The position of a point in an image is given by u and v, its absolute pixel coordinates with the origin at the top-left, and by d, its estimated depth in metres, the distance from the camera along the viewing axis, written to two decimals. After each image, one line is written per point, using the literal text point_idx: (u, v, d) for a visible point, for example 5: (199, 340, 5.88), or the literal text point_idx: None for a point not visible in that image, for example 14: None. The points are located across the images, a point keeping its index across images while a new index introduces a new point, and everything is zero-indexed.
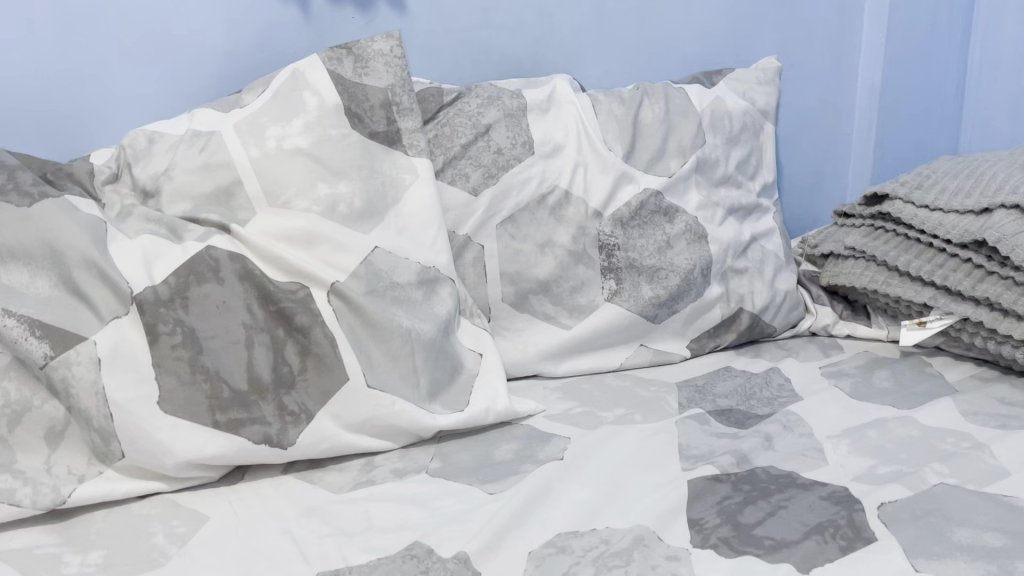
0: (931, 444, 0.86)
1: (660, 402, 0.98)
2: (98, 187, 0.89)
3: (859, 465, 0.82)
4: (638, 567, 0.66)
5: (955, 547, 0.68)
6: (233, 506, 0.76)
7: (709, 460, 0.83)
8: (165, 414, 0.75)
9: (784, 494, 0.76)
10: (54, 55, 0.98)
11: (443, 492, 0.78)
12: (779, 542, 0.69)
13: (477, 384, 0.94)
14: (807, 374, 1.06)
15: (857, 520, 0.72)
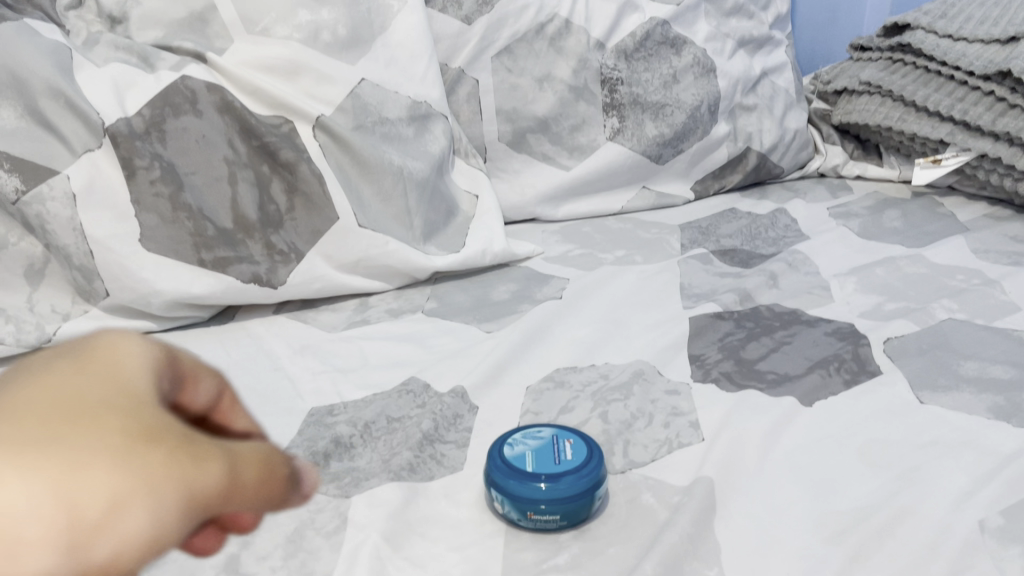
0: (940, 281, 0.84)
1: (662, 242, 0.95)
2: (59, 12, 0.80)
3: (865, 302, 0.80)
4: (637, 401, 0.64)
5: (962, 380, 0.67)
6: (224, 344, 0.74)
7: (712, 298, 0.81)
8: (147, 252, 0.72)
9: (788, 331, 0.75)
10: None
11: (439, 331, 0.77)
12: (782, 376, 0.67)
13: (473, 226, 0.90)
14: (814, 214, 1.02)
15: (863, 355, 0.70)
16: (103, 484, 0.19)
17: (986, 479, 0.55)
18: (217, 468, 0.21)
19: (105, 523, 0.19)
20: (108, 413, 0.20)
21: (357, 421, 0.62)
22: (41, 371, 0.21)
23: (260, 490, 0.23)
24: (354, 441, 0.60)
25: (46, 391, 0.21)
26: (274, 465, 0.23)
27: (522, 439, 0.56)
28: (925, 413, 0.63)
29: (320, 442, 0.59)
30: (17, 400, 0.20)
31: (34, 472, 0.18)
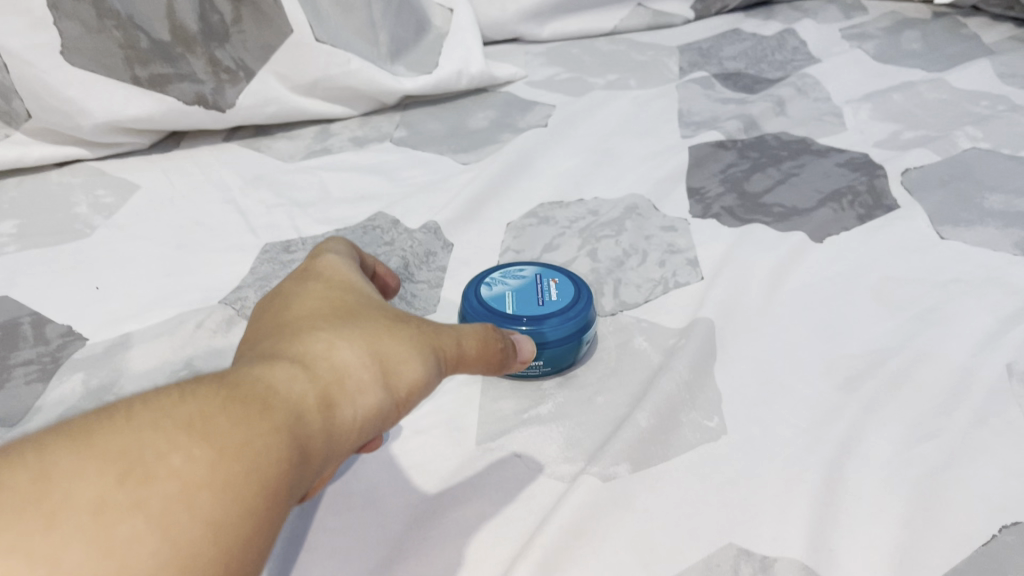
0: (962, 108, 0.76)
1: (658, 65, 0.86)
2: None
3: (881, 130, 0.73)
4: (631, 238, 0.58)
5: (986, 214, 0.60)
6: (167, 174, 0.66)
7: (713, 126, 0.73)
8: (73, 68, 0.63)
9: (796, 162, 0.68)
10: None
11: (410, 162, 0.69)
12: (790, 211, 0.61)
13: (448, 45, 0.80)
14: (825, 36, 0.93)
15: (879, 187, 0.63)
16: (398, 347, 0.34)
17: (1014, 319, 0.49)
18: (449, 339, 0.37)
19: (400, 373, 0.33)
20: (360, 292, 0.38)
21: None
22: (322, 293, 0.37)
23: (487, 352, 0.39)
24: None
25: (334, 305, 0.36)
26: (496, 333, 0.40)
27: (500, 281, 0.50)
28: (947, 249, 0.56)
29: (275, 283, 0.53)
30: (326, 305, 0.36)
31: (364, 337, 0.33)
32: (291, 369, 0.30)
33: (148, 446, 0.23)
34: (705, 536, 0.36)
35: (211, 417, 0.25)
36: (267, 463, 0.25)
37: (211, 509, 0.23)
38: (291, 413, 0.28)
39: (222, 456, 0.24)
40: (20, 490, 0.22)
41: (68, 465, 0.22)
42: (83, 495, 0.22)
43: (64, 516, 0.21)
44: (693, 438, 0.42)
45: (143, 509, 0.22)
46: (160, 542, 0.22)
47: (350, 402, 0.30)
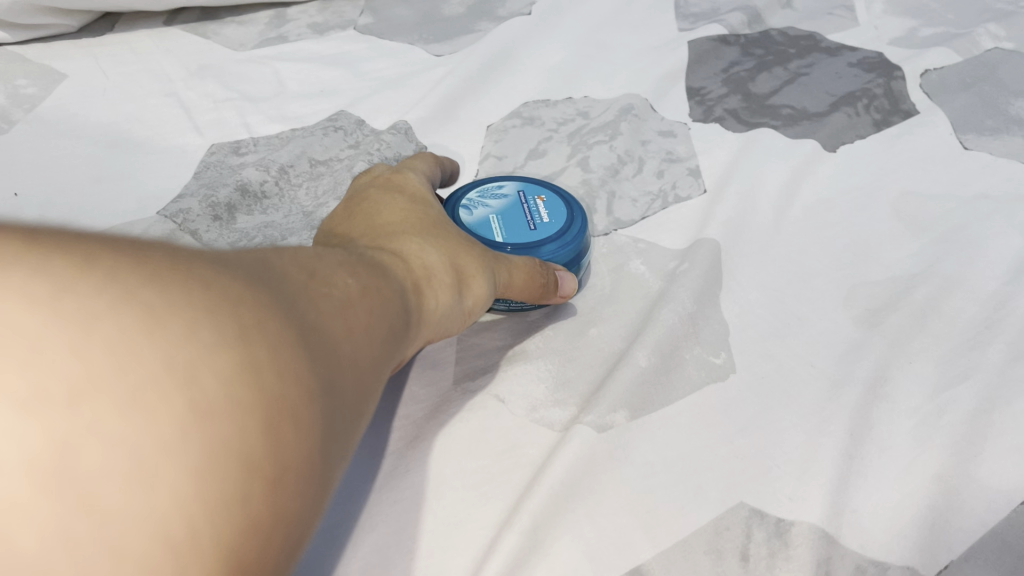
0: (984, 3, 0.69)
1: None
2: None
3: (896, 27, 0.66)
4: (626, 143, 0.52)
5: (1012, 122, 0.55)
6: (100, 62, 0.58)
7: (714, 19, 0.66)
8: None
9: (806, 61, 0.61)
10: None
11: (376, 53, 0.61)
12: (800, 113, 0.55)
13: None
14: None
15: (897, 90, 0.57)
16: (473, 261, 0.35)
17: None
18: (504, 265, 0.37)
19: (471, 284, 0.34)
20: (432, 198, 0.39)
21: (270, 163, 0.49)
22: (403, 196, 0.38)
23: (532, 286, 0.37)
24: (266, 191, 0.47)
25: (416, 211, 0.37)
26: (541, 273, 0.38)
27: (477, 201, 0.44)
28: (972, 161, 0.51)
29: (222, 192, 0.46)
30: (407, 210, 0.37)
31: (445, 245, 0.35)
32: (392, 257, 0.32)
33: (321, 263, 0.28)
34: (713, 495, 0.32)
35: (354, 261, 0.29)
36: (397, 304, 0.29)
37: (369, 320, 0.27)
38: (402, 284, 0.31)
39: (371, 283, 0.29)
40: (245, 257, 0.25)
41: (271, 256, 0.26)
42: (291, 276, 0.26)
43: (286, 280, 0.25)
44: (698, 378, 0.37)
45: (331, 298, 0.26)
46: (347, 324, 0.26)
47: (434, 297, 0.32)
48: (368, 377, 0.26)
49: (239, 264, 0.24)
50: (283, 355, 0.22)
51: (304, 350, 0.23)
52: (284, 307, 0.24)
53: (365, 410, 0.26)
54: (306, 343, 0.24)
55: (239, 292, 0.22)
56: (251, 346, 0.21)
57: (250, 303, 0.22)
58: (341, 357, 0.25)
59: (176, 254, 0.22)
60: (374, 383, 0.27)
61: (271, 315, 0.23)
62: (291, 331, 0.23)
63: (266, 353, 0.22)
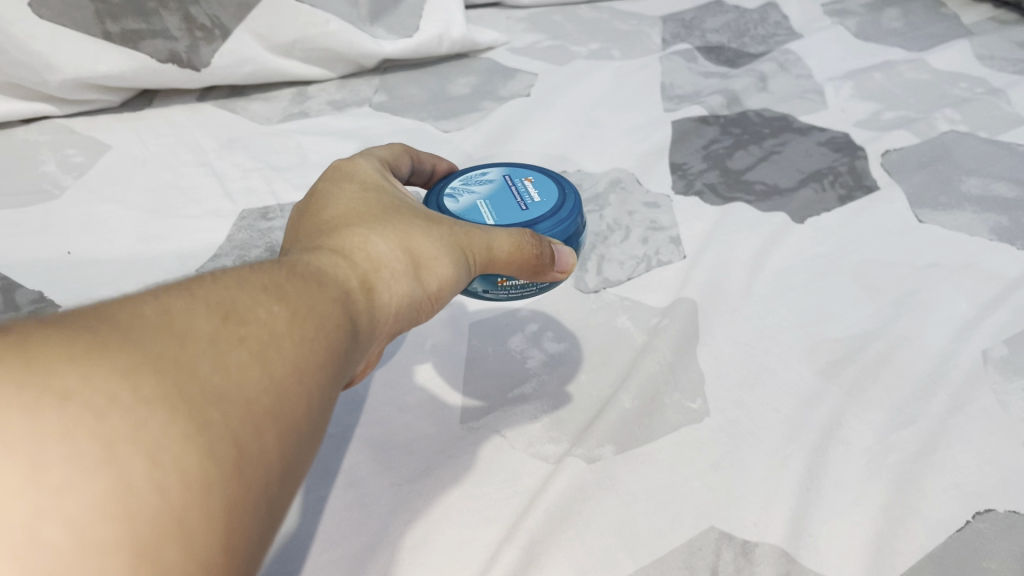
0: (943, 89, 0.76)
1: (641, 36, 0.85)
2: None
3: (861, 110, 0.73)
4: (614, 212, 0.58)
5: (964, 198, 0.60)
6: (140, 135, 0.64)
7: (697, 101, 0.73)
8: (41, 20, 0.61)
9: (778, 140, 0.67)
10: None
11: (390, 129, 0.67)
12: (771, 189, 0.61)
13: (428, 7, 0.78)
14: (807, 11, 0.92)
15: (860, 168, 0.64)
16: (432, 243, 0.35)
17: (991, 307, 0.50)
18: (479, 239, 0.37)
19: (430, 267, 0.35)
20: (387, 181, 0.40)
21: None
22: (354, 190, 0.37)
23: (520, 260, 0.39)
24: None
25: (366, 202, 0.36)
26: (534, 244, 0.39)
27: (465, 186, 0.49)
28: (925, 232, 0.57)
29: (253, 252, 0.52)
30: (358, 203, 0.36)
31: (397, 231, 0.35)
32: (334, 256, 0.31)
33: (239, 296, 0.25)
34: (689, 521, 0.37)
35: (283, 284, 0.27)
36: (333, 325, 0.27)
37: (296, 357, 0.25)
38: (343, 289, 0.30)
39: (301, 313, 0.26)
40: (142, 314, 0.22)
41: (179, 301, 0.24)
42: (200, 326, 0.23)
43: (190, 337, 0.22)
44: (676, 420, 0.42)
45: (248, 343, 0.24)
46: (266, 374, 0.24)
47: (386, 288, 0.32)
48: (300, 421, 0.24)
49: (130, 333, 0.22)
50: (176, 450, 0.20)
51: (204, 435, 0.21)
52: (177, 384, 0.21)
53: (304, 458, 0.24)
54: (209, 418, 0.21)
55: (116, 390, 0.20)
56: (126, 464, 0.19)
57: (128, 400, 0.20)
58: (263, 416, 0.23)
59: (26, 358, 0.19)
60: (309, 425, 0.25)
61: (155, 406, 0.20)
62: (184, 416, 0.21)
63: (152, 455, 0.19)
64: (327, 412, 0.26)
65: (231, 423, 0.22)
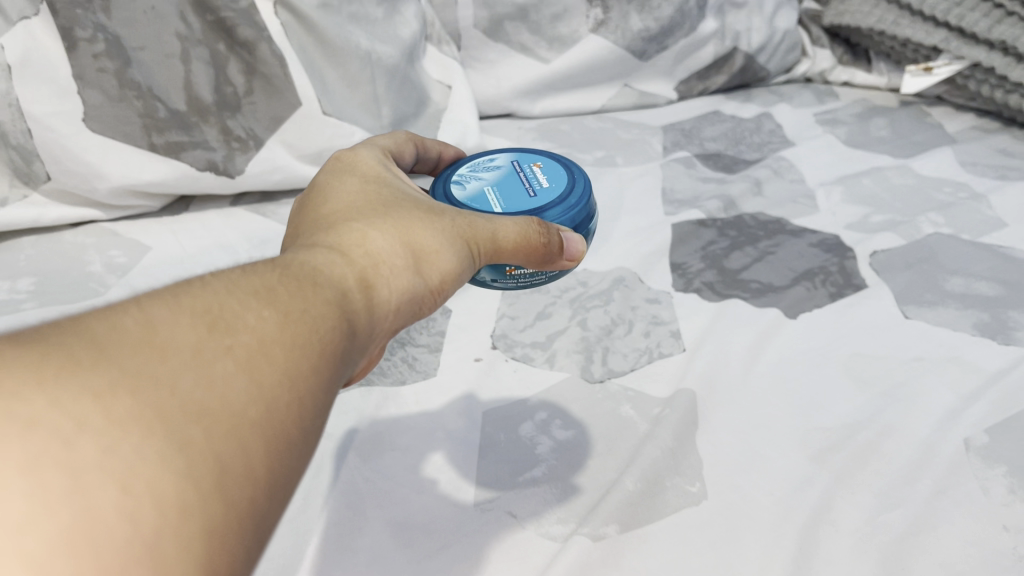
0: (928, 194, 0.81)
1: (643, 144, 0.91)
2: None
3: (851, 212, 0.77)
4: (618, 308, 0.62)
5: (947, 295, 0.64)
6: (178, 237, 0.69)
7: (695, 204, 0.78)
8: (92, 133, 0.68)
9: (773, 241, 0.72)
10: None
11: None
12: (766, 287, 0.65)
13: (445, 120, 0.85)
14: (799, 121, 0.98)
15: (849, 267, 0.68)
16: (434, 235, 0.40)
17: (973, 398, 0.53)
18: (487, 230, 0.43)
19: (432, 258, 0.39)
20: (389, 182, 0.44)
21: None
22: (355, 191, 0.42)
23: (528, 245, 0.45)
24: None
25: (367, 201, 0.41)
26: (542, 229, 0.46)
27: (476, 171, 0.59)
28: (911, 328, 0.60)
29: None
30: (358, 205, 0.40)
31: (394, 232, 0.38)
32: (333, 255, 0.35)
33: (227, 307, 0.28)
34: None
35: (273, 290, 0.30)
36: (322, 328, 0.30)
37: (281, 363, 0.28)
38: (339, 289, 0.33)
39: (288, 320, 0.29)
40: (128, 331, 0.25)
41: (166, 316, 0.26)
42: (181, 340, 0.26)
43: (172, 352, 0.25)
44: (678, 502, 0.45)
45: (231, 354, 0.26)
46: (250, 384, 0.26)
47: (385, 285, 0.36)
48: (286, 425, 0.27)
49: (111, 353, 0.24)
50: (147, 468, 0.22)
51: (177, 452, 0.23)
52: (152, 403, 0.23)
53: (292, 464, 0.27)
54: (185, 435, 0.23)
55: (90, 414, 0.22)
56: (95, 487, 0.21)
57: (101, 421, 0.22)
58: (243, 426, 0.25)
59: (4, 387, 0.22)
60: (298, 428, 0.27)
61: (129, 426, 0.23)
62: (157, 434, 0.23)
63: (125, 472, 0.22)
64: (318, 414, 0.29)
65: (208, 436, 0.24)
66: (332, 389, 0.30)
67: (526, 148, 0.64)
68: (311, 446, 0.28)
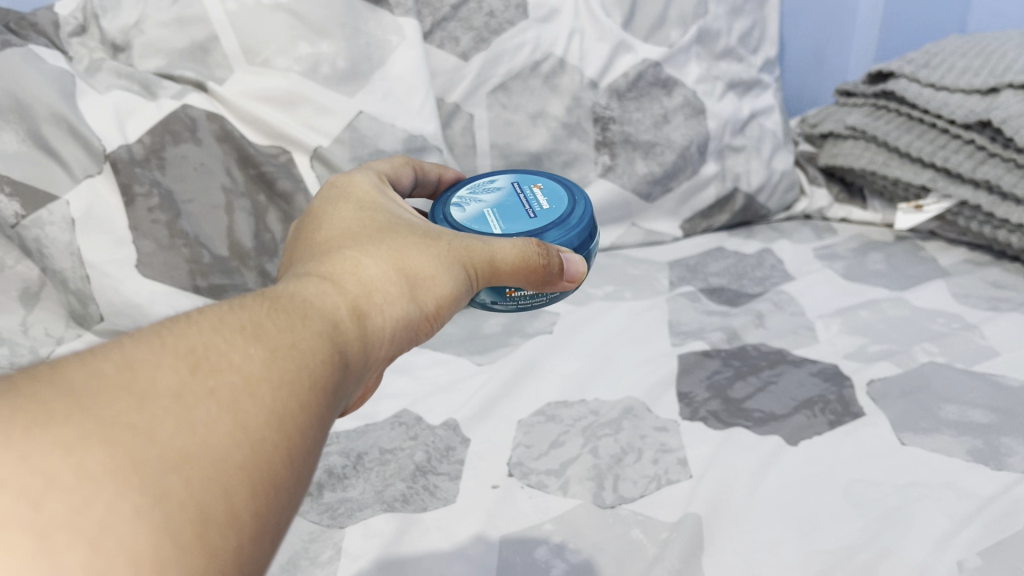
0: (923, 325, 0.85)
1: (650, 279, 0.97)
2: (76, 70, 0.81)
3: (849, 343, 0.82)
4: (628, 436, 0.65)
5: (942, 422, 0.67)
6: None
7: (699, 336, 0.82)
8: (144, 278, 0.75)
9: (774, 370, 0.76)
10: None
11: (431, 362, 0.78)
12: (768, 415, 0.69)
13: None
14: (800, 255, 1.04)
15: (847, 396, 0.71)
16: (427, 260, 0.42)
17: (967, 521, 0.55)
18: (484, 251, 0.46)
19: (424, 284, 0.41)
20: (385, 215, 0.46)
21: (349, 452, 0.64)
22: (352, 221, 0.44)
23: (528, 266, 0.48)
24: (346, 472, 0.61)
25: (363, 230, 0.43)
26: (541, 251, 0.49)
27: (474, 196, 0.64)
28: (907, 455, 0.63)
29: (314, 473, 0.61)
30: (356, 237, 0.42)
31: (387, 261, 0.40)
32: (328, 285, 0.36)
33: (213, 346, 0.28)
34: None
35: (261, 325, 0.30)
36: (313, 361, 0.30)
37: (269, 401, 0.28)
38: (331, 319, 0.34)
39: (277, 356, 0.29)
40: (107, 375, 0.25)
41: (148, 358, 0.27)
42: (162, 382, 0.26)
43: (152, 399, 0.25)
44: None
45: (216, 396, 0.26)
46: (235, 426, 0.26)
47: (379, 312, 0.37)
48: (275, 465, 0.27)
49: (85, 402, 0.24)
50: (121, 524, 0.22)
51: (156, 503, 0.23)
52: (128, 453, 0.24)
53: (282, 503, 0.27)
54: (165, 485, 0.23)
55: (61, 472, 0.22)
56: (64, 550, 0.21)
57: (72, 478, 0.22)
58: (227, 471, 0.25)
59: None
60: (288, 465, 0.27)
61: (102, 480, 0.23)
62: (134, 486, 0.23)
63: (98, 531, 0.22)
64: (312, 448, 0.29)
65: (190, 484, 0.24)
66: (326, 421, 0.30)
67: (526, 172, 0.69)
68: (306, 476, 0.29)
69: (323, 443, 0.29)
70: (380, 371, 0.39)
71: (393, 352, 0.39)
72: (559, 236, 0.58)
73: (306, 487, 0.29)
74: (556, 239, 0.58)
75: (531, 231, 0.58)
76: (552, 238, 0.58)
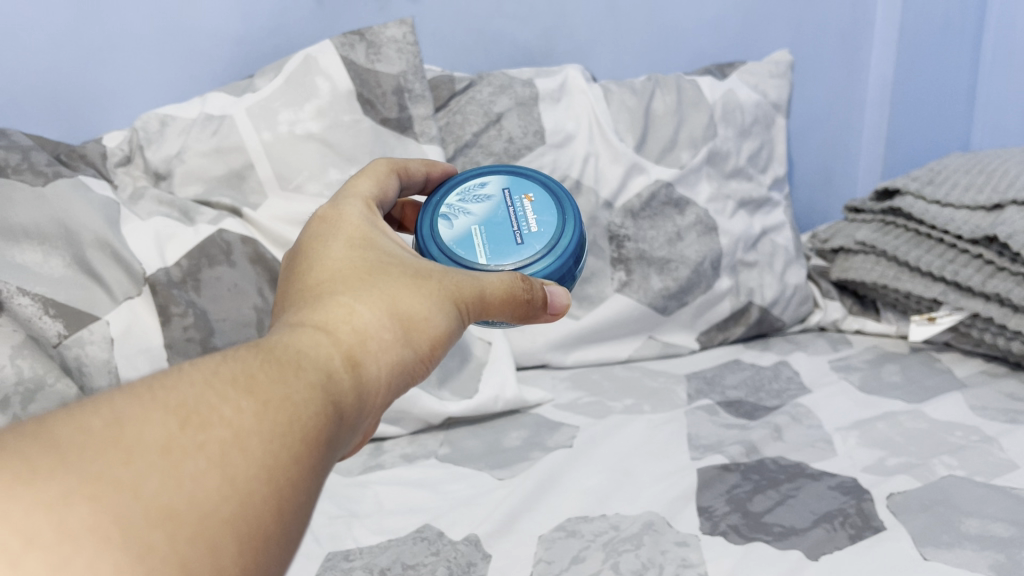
0: (941, 438, 0.86)
1: (669, 392, 0.98)
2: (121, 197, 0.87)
3: (868, 456, 0.82)
4: (649, 552, 0.66)
5: (964, 536, 0.67)
6: None
7: (719, 450, 0.83)
8: None
9: (793, 484, 0.76)
10: (70, 63, 0.98)
11: (453, 476, 0.79)
12: (788, 529, 0.69)
13: (487, 373, 0.93)
14: (816, 368, 1.05)
15: (866, 509, 0.72)
16: (422, 307, 0.44)
17: None
18: (482, 292, 0.49)
19: (418, 329, 0.43)
20: (381, 253, 0.47)
21: (373, 566, 0.65)
22: (346, 261, 0.46)
23: (517, 298, 0.51)
24: None
25: (356, 272, 0.44)
26: (525, 285, 0.52)
27: (463, 205, 0.66)
28: (928, 569, 0.63)
29: None
30: (350, 279, 0.44)
31: (380, 308, 0.42)
32: (322, 335, 0.38)
33: (203, 399, 0.29)
34: None
35: (254, 377, 0.32)
36: (308, 413, 0.32)
37: (259, 455, 0.29)
38: (324, 368, 0.35)
39: (268, 409, 0.31)
40: (95, 432, 0.27)
41: (136, 411, 0.28)
42: (151, 438, 0.27)
43: (137, 454, 0.27)
44: None
45: (204, 452, 0.28)
46: (222, 481, 0.28)
47: (374, 360, 0.39)
48: (262, 520, 0.28)
49: (71, 460, 0.26)
50: None
51: (135, 560, 0.24)
52: (111, 510, 0.25)
53: (271, 559, 0.28)
54: (146, 544, 0.25)
55: (42, 531, 0.24)
56: None
57: (52, 536, 0.24)
58: (212, 527, 0.27)
59: None
60: (277, 520, 0.29)
61: (82, 539, 0.24)
62: (114, 544, 0.24)
63: None
64: (305, 498, 0.30)
65: (173, 541, 0.25)
66: (321, 471, 0.32)
67: (521, 167, 0.71)
68: (300, 525, 0.30)
69: (315, 493, 0.31)
70: (382, 415, 0.41)
71: (392, 397, 0.41)
72: (546, 268, 0.62)
73: (297, 539, 0.30)
74: (540, 271, 0.62)
75: (517, 263, 0.62)
76: (539, 270, 0.62)
